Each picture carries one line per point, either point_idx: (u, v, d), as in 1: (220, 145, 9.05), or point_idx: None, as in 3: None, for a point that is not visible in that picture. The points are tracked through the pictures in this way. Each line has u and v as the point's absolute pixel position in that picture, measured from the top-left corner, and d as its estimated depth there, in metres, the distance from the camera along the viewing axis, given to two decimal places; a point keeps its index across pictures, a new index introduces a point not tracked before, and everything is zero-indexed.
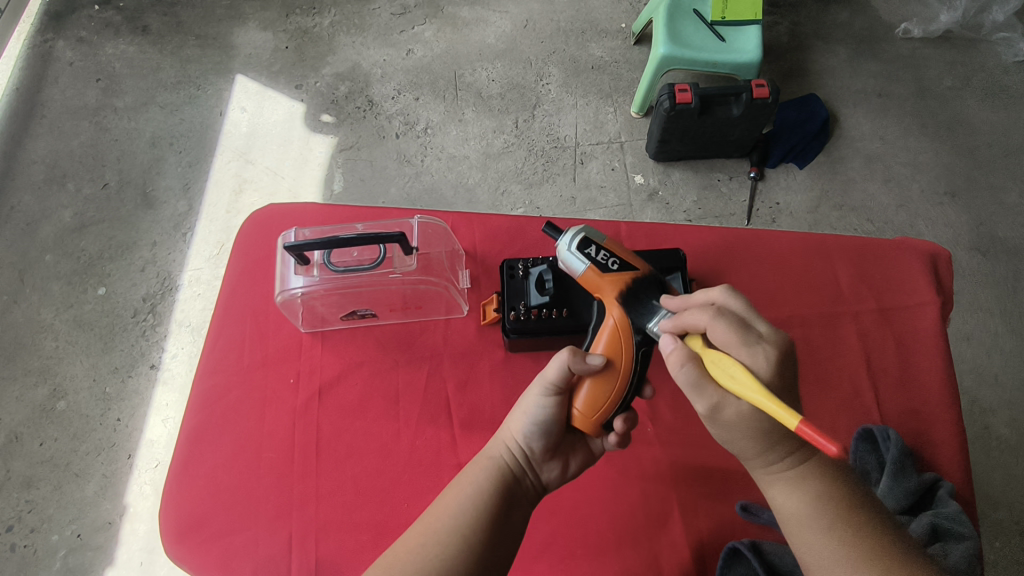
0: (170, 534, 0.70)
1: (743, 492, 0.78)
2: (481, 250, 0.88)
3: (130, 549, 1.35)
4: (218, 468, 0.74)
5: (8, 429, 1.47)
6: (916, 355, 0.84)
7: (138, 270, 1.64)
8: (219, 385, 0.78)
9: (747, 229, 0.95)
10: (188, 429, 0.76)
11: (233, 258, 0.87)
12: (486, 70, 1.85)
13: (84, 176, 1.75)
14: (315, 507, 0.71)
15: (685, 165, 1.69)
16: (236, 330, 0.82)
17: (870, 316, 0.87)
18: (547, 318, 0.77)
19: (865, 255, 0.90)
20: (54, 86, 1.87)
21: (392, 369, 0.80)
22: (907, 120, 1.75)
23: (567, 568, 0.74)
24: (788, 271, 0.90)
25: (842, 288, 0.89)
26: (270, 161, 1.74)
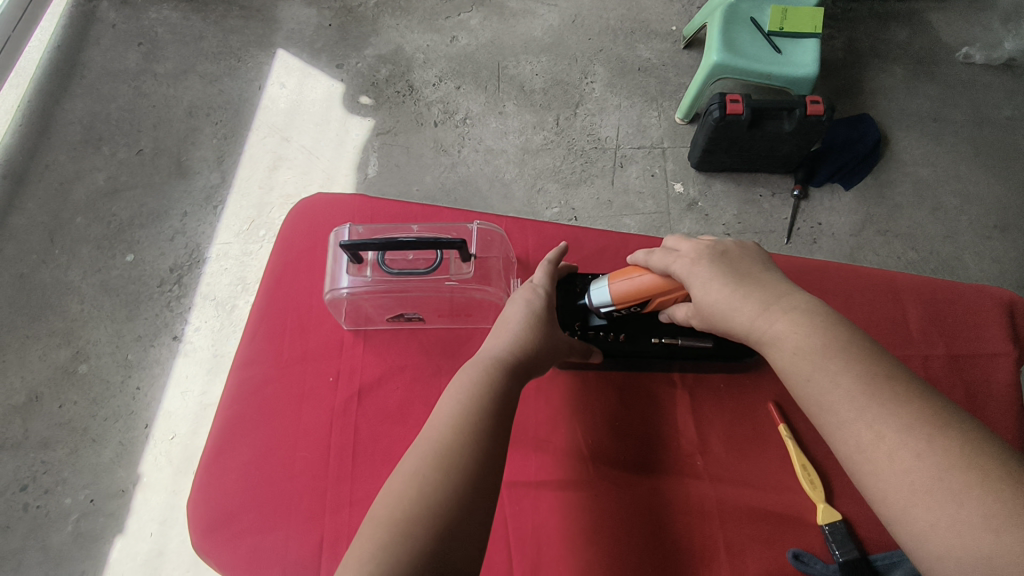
0: (199, 529, 0.68)
1: (798, 536, 0.65)
2: (533, 259, 0.85)
3: (141, 518, 1.35)
4: (251, 464, 0.71)
5: (28, 388, 1.47)
6: (988, 408, 0.72)
7: (167, 239, 1.63)
8: (257, 377, 0.76)
9: (805, 261, 0.85)
10: (223, 421, 0.74)
11: (278, 248, 0.86)
12: (531, 63, 1.82)
13: (120, 141, 1.74)
14: (348, 512, 0.68)
15: (727, 178, 1.65)
16: (277, 322, 0.80)
17: (939, 361, 0.75)
18: (605, 341, 0.72)
19: (935, 299, 0.80)
20: (96, 47, 1.87)
21: (435, 376, 0.77)
22: (960, 148, 1.69)
23: None
24: (850, 308, 0.80)
25: (910, 328, 0.78)
26: (306, 140, 1.73)
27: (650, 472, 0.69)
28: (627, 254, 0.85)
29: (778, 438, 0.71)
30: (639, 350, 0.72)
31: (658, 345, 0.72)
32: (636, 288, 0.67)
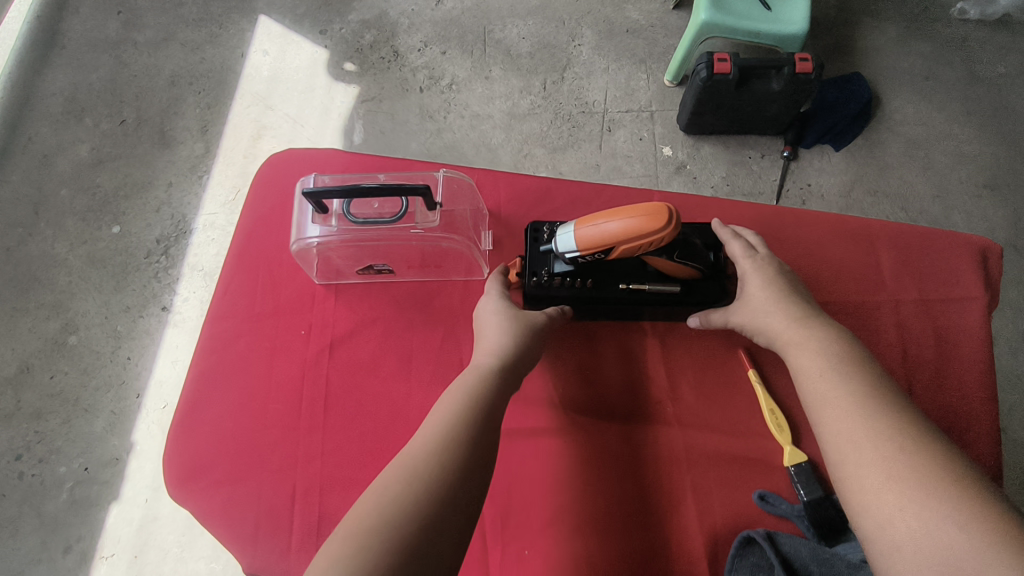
0: (170, 478, 0.69)
1: (763, 478, 0.67)
2: (505, 212, 0.84)
3: (136, 485, 1.37)
4: (224, 415, 0.72)
5: (19, 360, 1.48)
6: (959, 352, 0.73)
7: (152, 210, 1.62)
8: (228, 330, 0.76)
9: (783, 210, 0.85)
10: (195, 374, 0.74)
11: (249, 203, 0.85)
12: (517, 27, 1.78)
13: (102, 111, 1.72)
14: (320, 463, 0.69)
15: (716, 140, 1.63)
16: (248, 277, 0.80)
17: (910, 306, 0.76)
18: (571, 286, 0.70)
19: (911, 244, 0.80)
20: (75, 17, 1.83)
21: (406, 328, 0.77)
22: (953, 106, 1.67)
23: (562, 545, 0.64)
24: (825, 256, 0.81)
25: (882, 274, 0.79)
26: (290, 108, 1.70)
27: (620, 420, 0.70)
28: (600, 207, 0.85)
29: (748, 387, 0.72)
30: (606, 296, 0.71)
31: (625, 291, 0.71)
32: (601, 235, 0.62)
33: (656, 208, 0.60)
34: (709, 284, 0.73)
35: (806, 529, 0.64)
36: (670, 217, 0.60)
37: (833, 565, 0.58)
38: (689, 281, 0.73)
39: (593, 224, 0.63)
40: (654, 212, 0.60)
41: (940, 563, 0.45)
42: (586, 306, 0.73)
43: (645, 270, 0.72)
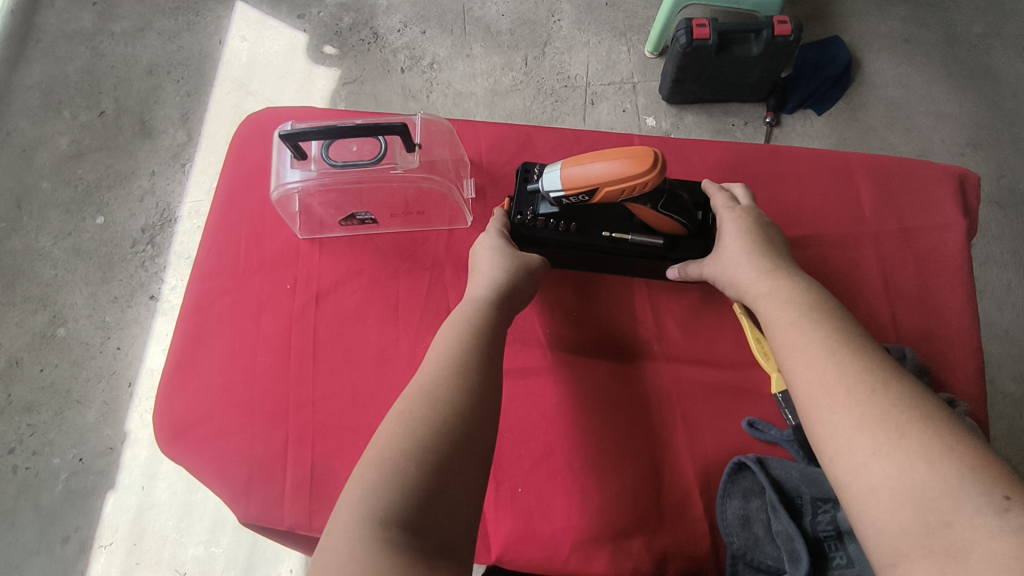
0: (164, 432, 0.71)
1: (750, 407, 0.73)
2: (486, 160, 0.85)
3: (131, 474, 1.36)
4: (213, 370, 0.73)
5: (9, 353, 1.48)
6: (937, 280, 0.77)
7: (136, 200, 1.61)
8: (214, 288, 0.77)
9: (765, 148, 0.86)
10: (183, 331, 0.75)
11: (228, 161, 0.85)
12: (496, 4, 1.78)
13: (80, 103, 1.71)
14: (311, 412, 0.70)
15: (699, 109, 1.64)
16: (231, 234, 0.80)
17: (890, 238, 0.79)
18: (555, 230, 0.72)
19: (890, 177, 0.83)
20: (49, 9, 1.81)
21: (392, 278, 0.78)
22: (932, 68, 1.68)
23: (564, 475, 0.70)
24: (807, 189, 0.82)
25: (863, 209, 0.81)
26: (271, 93, 1.69)
27: (614, 363, 0.76)
28: (581, 152, 0.85)
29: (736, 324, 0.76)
30: (588, 243, 0.72)
31: (607, 240, 0.72)
32: (587, 176, 0.62)
33: (642, 152, 0.60)
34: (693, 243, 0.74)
35: (795, 452, 0.69)
36: (656, 161, 0.59)
37: (819, 482, 0.64)
38: (675, 237, 0.74)
39: (581, 166, 0.62)
40: (640, 155, 0.60)
41: (912, 500, 0.46)
42: (569, 251, 0.75)
43: (632, 220, 0.73)
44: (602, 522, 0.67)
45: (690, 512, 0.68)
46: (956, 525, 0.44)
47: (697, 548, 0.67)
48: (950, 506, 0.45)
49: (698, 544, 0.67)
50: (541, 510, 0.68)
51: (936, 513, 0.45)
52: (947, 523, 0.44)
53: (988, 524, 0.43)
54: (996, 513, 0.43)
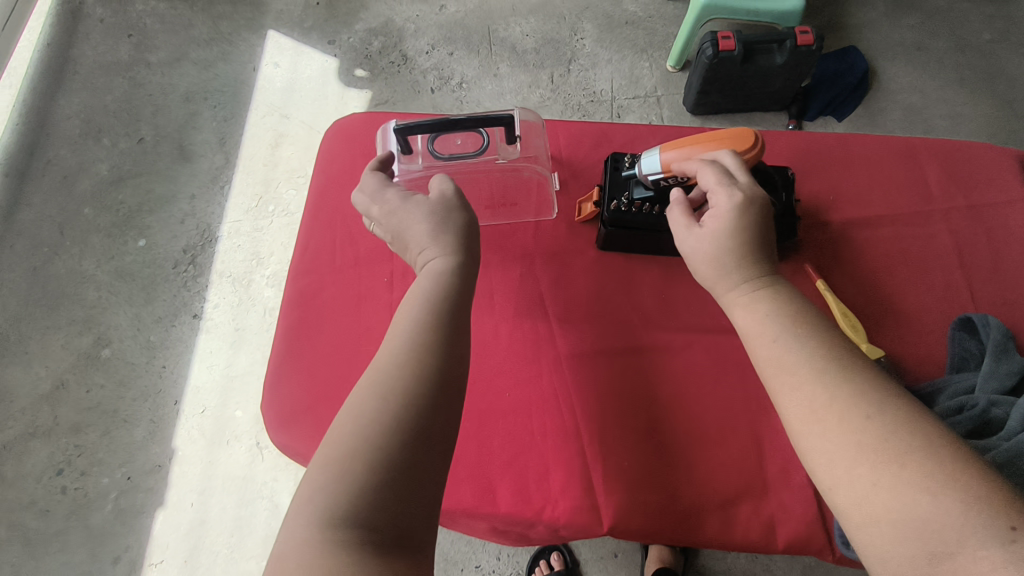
0: (275, 420, 0.75)
1: None
2: (566, 154, 0.89)
3: (181, 490, 1.37)
4: (318, 361, 0.77)
5: (54, 376, 1.49)
6: (1007, 251, 0.81)
7: (177, 222, 1.64)
8: (314, 283, 0.81)
9: (828, 138, 0.90)
10: (286, 325, 0.79)
11: (318, 165, 0.89)
12: (520, 25, 1.84)
13: (120, 131, 1.75)
14: None
15: (723, 118, 1.69)
16: (326, 232, 0.84)
17: (961, 214, 0.83)
18: (649, 212, 0.76)
19: (953, 160, 0.87)
20: (86, 42, 1.87)
21: (485, 270, 0.83)
22: (946, 72, 1.74)
23: (669, 448, 0.72)
24: (875, 174, 0.86)
25: (931, 188, 0.85)
26: (305, 115, 1.74)
27: (706, 340, 0.79)
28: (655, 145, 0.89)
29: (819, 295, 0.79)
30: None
31: None
32: (689, 158, 0.71)
33: (740, 134, 0.69)
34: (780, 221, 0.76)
35: None
36: (755, 142, 0.69)
37: None
38: (763, 216, 0.76)
39: (683, 149, 0.71)
40: (740, 137, 0.69)
41: (916, 534, 0.46)
42: (661, 234, 0.78)
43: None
44: (708, 491, 0.71)
45: (794, 480, 0.71)
46: (960, 557, 0.44)
47: (801, 516, 0.69)
48: (954, 539, 0.44)
49: (805, 507, 0.70)
50: (647, 483, 0.71)
51: (938, 544, 0.44)
52: (949, 555, 0.44)
53: (992, 557, 0.42)
54: (1000, 543, 0.43)
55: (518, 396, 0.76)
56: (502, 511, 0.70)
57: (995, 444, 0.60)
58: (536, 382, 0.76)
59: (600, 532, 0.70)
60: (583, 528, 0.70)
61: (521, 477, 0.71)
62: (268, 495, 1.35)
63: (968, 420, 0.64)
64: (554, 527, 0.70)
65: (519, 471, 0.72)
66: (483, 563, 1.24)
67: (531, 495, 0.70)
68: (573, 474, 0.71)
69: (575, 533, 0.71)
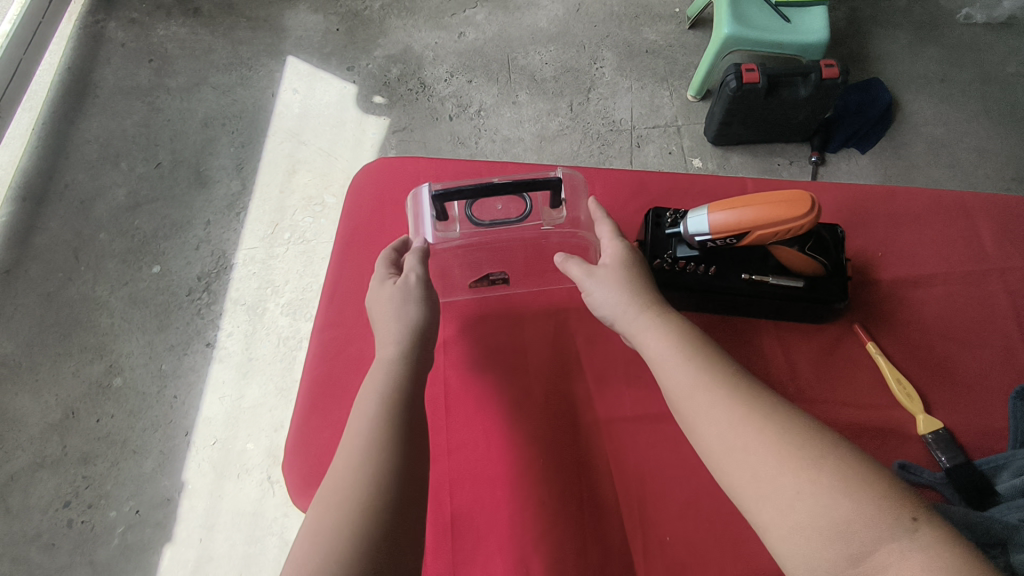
0: (295, 483, 0.72)
1: (898, 449, 0.72)
2: (604, 203, 0.86)
3: (189, 526, 1.34)
4: (343, 421, 0.74)
5: (64, 405, 1.47)
6: None
7: (192, 248, 1.63)
8: (340, 337, 0.79)
9: (871, 187, 0.87)
10: (310, 381, 0.77)
11: (345, 211, 0.88)
12: (539, 53, 1.84)
13: (137, 155, 1.75)
14: (448, 462, 0.76)
15: (744, 150, 1.67)
16: (353, 284, 0.82)
17: (1017, 274, 0.80)
18: (693, 272, 0.73)
19: (999, 212, 0.84)
20: (106, 66, 1.87)
21: (517, 331, 0.85)
22: (971, 105, 1.71)
23: (707, 520, 0.73)
24: (920, 225, 0.84)
25: (986, 245, 0.82)
26: (323, 142, 1.73)
27: None
28: (692, 197, 0.86)
29: (868, 357, 0.77)
30: (726, 286, 0.73)
31: (747, 282, 0.73)
32: (743, 221, 0.64)
33: (796, 196, 0.63)
34: (829, 283, 0.73)
35: (949, 495, 0.68)
36: (813, 206, 0.62)
37: (988, 528, 0.60)
38: (812, 278, 0.73)
39: (737, 210, 0.64)
40: (796, 201, 0.63)
41: (838, 536, 0.49)
42: (705, 294, 0.75)
43: (767, 262, 0.74)
44: (748, 568, 0.71)
45: None
46: (876, 555, 0.48)
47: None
48: (870, 539, 0.48)
49: None
50: (683, 561, 0.71)
51: (859, 545, 0.48)
52: (869, 553, 0.48)
53: (901, 548, 0.47)
54: (905, 535, 0.48)
55: (553, 464, 0.76)
56: None
57: None
58: (571, 451, 0.77)
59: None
60: None
61: (558, 551, 0.71)
62: (278, 532, 1.32)
63: None
64: None
65: (553, 544, 0.72)
66: None
67: (568, 571, 0.70)
68: (609, 548, 0.72)
69: None
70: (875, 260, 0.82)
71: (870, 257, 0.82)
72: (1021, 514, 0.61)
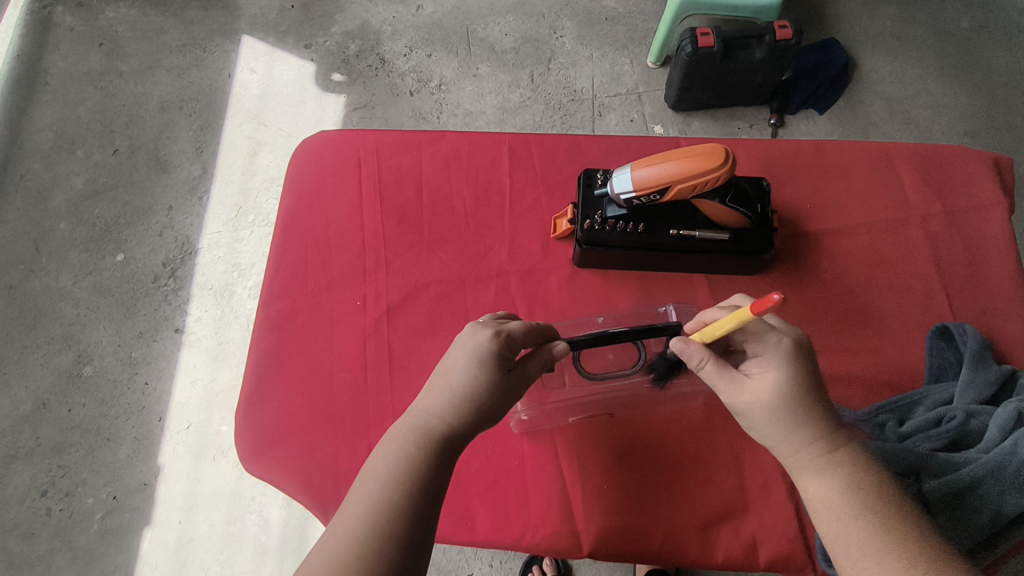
0: (247, 451, 0.75)
1: (821, 392, 0.75)
2: (541, 168, 0.87)
3: (167, 508, 1.36)
4: (291, 391, 0.77)
5: (35, 396, 1.47)
6: (983, 255, 0.81)
7: (156, 234, 1.62)
8: (285, 309, 0.81)
9: (807, 142, 0.89)
10: (257, 353, 0.79)
11: (287, 186, 0.88)
12: (499, 24, 1.82)
13: (93, 143, 1.72)
14: (391, 424, 0.74)
15: (704, 115, 1.67)
16: (295, 255, 0.83)
17: (937, 220, 0.83)
18: (623, 231, 0.75)
19: (931, 160, 0.86)
20: (56, 52, 1.82)
21: (458, 290, 0.81)
22: (925, 62, 1.74)
23: (652, 466, 0.73)
24: (854, 177, 0.86)
25: (907, 193, 0.85)
26: (283, 122, 1.71)
27: None
28: (631, 157, 0.87)
29: (794, 306, 0.80)
30: (656, 242, 0.75)
31: (675, 238, 0.75)
32: (664, 175, 0.67)
33: (711, 150, 0.67)
34: (754, 235, 0.75)
35: (870, 431, 0.71)
36: (727, 158, 0.67)
37: (904, 455, 0.66)
38: (738, 231, 0.75)
39: (658, 167, 0.67)
40: (710, 154, 0.67)
41: None
42: (637, 252, 0.77)
43: (695, 217, 0.75)
44: (693, 512, 0.70)
45: (775, 496, 0.71)
46: None
47: (783, 531, 0.69)
48: None
49: (786, 526, 0.69)
50: (623, 506, 0.71)
51: None
52: None
53: None
54: None
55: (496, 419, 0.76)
56: (481, 537, 0.71)
57: (974, 456, 0.65)
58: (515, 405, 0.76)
59: (580, 555, 0.71)
60: (564, 551, 0.71)
61: (499, 504, 0.72)
62: (257, 510, 1.34)
63: (948, 432, 0.67)
64: (535, 551, 0.71)
65: (498, 498, 0.72)
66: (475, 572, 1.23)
67: (511, 522, 0.71)
68: (553, 498, 0.72)
69: (556, 556, 0.71)
70: (809, 214, 0.85)
71: (804, 212, 0.85)
72: (933, 444, 0.67)
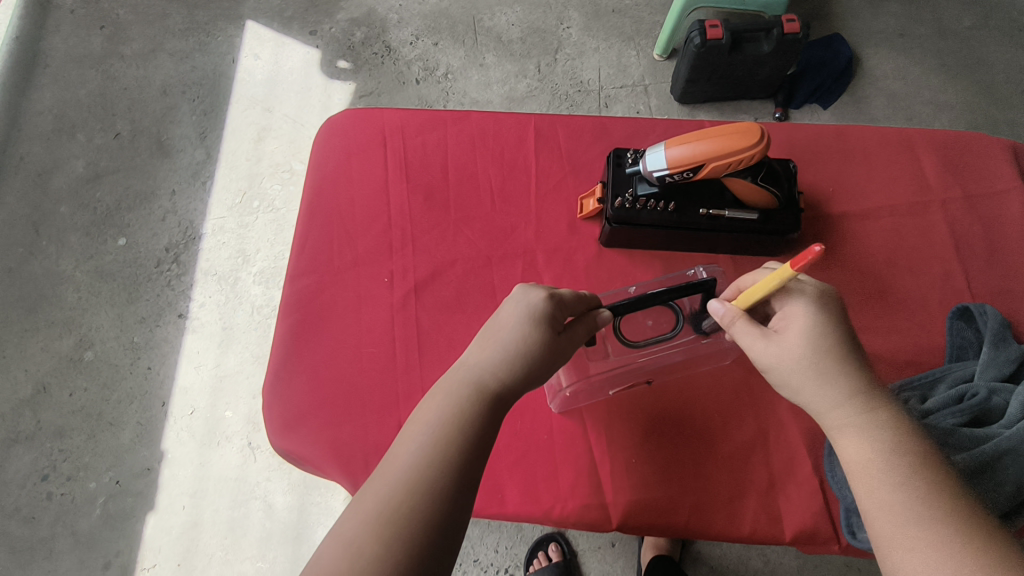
0: (276, 425, 0.75)
1: None
2: (567, 149, 0.88)
3: (171, 493, 1.35)
4: (319, 364, 0.77)
5: (34, 380, 1.45)
6: (1001, 239, 0.83)
7: (158, 219, 1.60)
8: (313, 284, 0.81)
9: (827, 128, 0.90)
10: (285, 328, 0.79)
11: (312, 164, 0.89)
12: (506, 14, 1.82)
13: (95, 126, 1.70)
14: (419, 399, 0.75)
15: (710, 107, 1.69)
16: (322, 231, 0.83)
17: (957, 204, 0.84)
18: (654, 209, 0.75)
19: (950, 146, 0.88)
20: (56, 34, 1.80)
21: (485, 268, 0.81)
22: (928, 59, 1.76)
23: (680, 441, 0.74)
24: (875, 162, 0.87)
25: (927, 177, 0.86)
26: (289, 109, 1.70)
27: None
28: (655, 139, 0.88)
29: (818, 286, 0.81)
30: (686, 221, 0.76)
31: (705, 217, 0.75)
32: (698, 153, 0.68)
33: (745, 129, 0.68)
34: (784, 214, 0.76)
35: None
36: (761, 136, 0.68)
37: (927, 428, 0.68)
38: (767, 210, 0.76)
39: (691, 145, 0.68)
40: (745, 132, 0.68)
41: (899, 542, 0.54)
42: (666, 231, 0.78)
43: (724, 196, 0.76)
44: (720, 486, 0.72)
45: (799, 471, 0.72)
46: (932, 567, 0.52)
47: (807, 505, 0.71)
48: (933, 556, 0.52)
49: (812, 500, 0.71)
50: (651, 480, 0.72)
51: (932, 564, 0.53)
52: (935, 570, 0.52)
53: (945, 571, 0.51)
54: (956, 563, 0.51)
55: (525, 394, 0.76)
56: (511, 509, 0.72)
57: (998, 432, 0.67)
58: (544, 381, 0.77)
59: (608, 528, 0.72)
60: (593, 524, 0.71)
61: (527, 478, 0.72)
62: (262, 496, 1.33)
63: (971, 408, 0.69)
64: (564, 524, 0.72)
65: (527, 471, 0.73)
66: (482, 557, 1.24)
67: (540, 495, 0.72)
68: (581, 472, 0.73)
69: (584, 529, 0.72)
70: (831, 198, 0.86)
71: (826, 195, 0.86)
72: (956, 419, 0.69)
